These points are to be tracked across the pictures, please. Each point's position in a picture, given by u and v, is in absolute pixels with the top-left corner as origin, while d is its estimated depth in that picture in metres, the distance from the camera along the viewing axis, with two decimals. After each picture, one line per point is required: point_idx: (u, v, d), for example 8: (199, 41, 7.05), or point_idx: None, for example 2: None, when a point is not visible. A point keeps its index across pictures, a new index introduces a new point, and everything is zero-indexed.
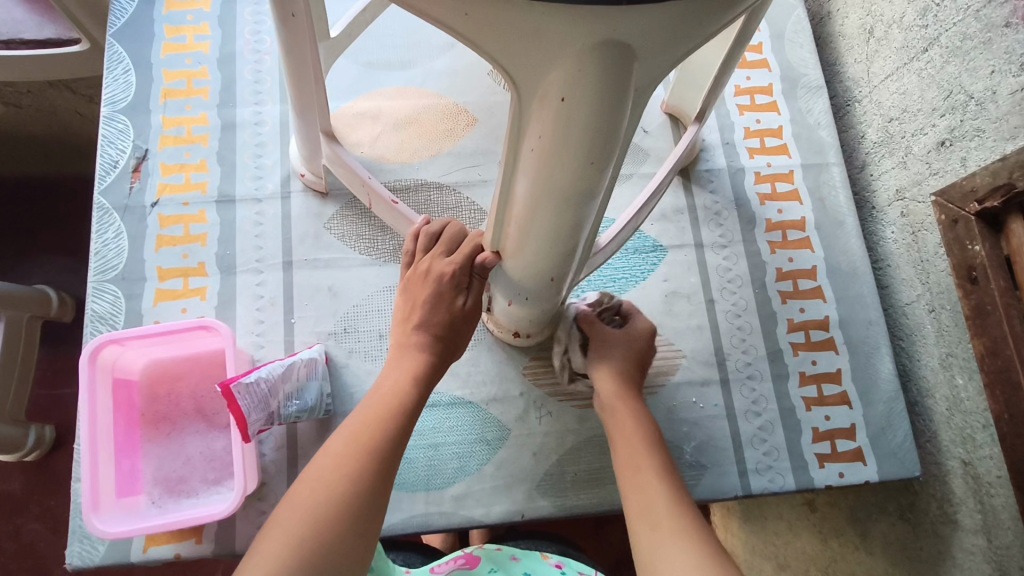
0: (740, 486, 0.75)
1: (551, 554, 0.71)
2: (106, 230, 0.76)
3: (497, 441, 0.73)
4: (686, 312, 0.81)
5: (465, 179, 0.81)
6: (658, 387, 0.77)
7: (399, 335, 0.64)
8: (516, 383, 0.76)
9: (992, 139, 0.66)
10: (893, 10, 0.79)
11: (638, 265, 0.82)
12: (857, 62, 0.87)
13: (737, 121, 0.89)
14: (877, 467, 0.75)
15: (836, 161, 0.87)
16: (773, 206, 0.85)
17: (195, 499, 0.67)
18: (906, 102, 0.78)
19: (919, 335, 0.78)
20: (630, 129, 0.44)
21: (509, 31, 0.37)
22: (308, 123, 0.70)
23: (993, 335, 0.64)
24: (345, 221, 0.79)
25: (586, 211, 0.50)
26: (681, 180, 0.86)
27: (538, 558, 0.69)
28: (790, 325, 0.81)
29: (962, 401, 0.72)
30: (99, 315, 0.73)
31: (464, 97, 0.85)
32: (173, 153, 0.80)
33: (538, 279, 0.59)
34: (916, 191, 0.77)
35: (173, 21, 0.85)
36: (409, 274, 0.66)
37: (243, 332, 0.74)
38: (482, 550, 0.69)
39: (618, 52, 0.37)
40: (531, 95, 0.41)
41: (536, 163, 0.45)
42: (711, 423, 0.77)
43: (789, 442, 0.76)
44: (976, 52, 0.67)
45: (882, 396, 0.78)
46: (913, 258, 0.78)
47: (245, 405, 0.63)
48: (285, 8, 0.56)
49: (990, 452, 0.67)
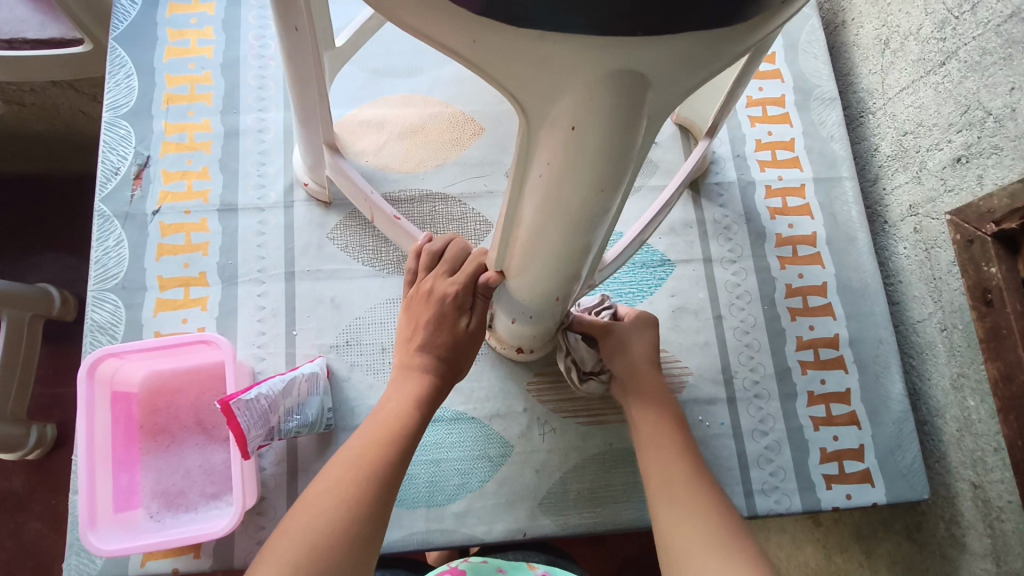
0: (745, 507, 0.73)
1: (538, 564, 0.68)
2: (107, 238, 0.75)
3: (501, 458, 0.72)
4: (693, 328, 0.79)
5: (471, 190, 0.80)
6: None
7: (403, 355, 0.63)
8: (519, 399, 0.75)
9: (1010, 157, 0.64)
10: (909, 22, 0.77)
11: (645, 280, 0.81)
12: (871, 73, 0.85)
13: (748, 133, 0.88)
14: (886, 489, 0.74)
15: (848, 175, 0.85)
16: (783, 220, 0.84)
17: (193, 514, 0.66)
18: (921, 116, 0.76)
19: (930, 354, 0.77)
20: (641, 155, 0.42)
21: (517, 58, 0.35)
22: (310, 133, 0.69)
23: (1008, 359, 0.62)
24: (348, 232, 0.78)
25: (594, 236, 0.49)
26: (690, 192, 0.85)
27: (526, 569, 0.67)
28: (799, 342, 0.79)
29: (974, 423, 0.70)
30: (99, 324, 0.72)
31: (470, 105, 0.83)
32: (176, 160, 0.79)
33: (544, 298, 0.58)
34: (930, 208, 0.75)
35: (176, 25, 0.84)
36: (412, 293, 0.65)
37: (243, 344, 0.73)
38: (467, 564, 0.66)
39: (631, 82, 0.35)
40: (541, 121, 0.40)
41: (543, 187, 0.44)
42: (717, 443, 0.75)
43: (796, 462, 0.75)
44: (994, 69, 0.66)
45: (891, 416, 0.77)
46: (925, 275, 0.77)
47: (244, 421, 0.62)
48: (289, 21, 0.55)
49: (1001, 476, 0.66)
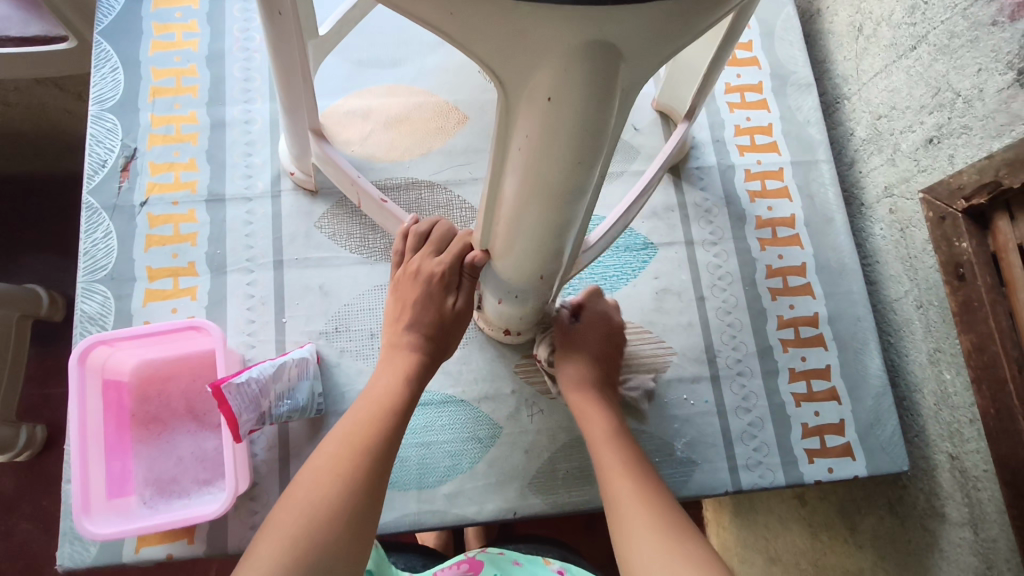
0: (730, 482, 0.75)
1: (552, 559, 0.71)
2: (95, 230, 0.76)
3: (490, 439, 0.74)
4: (676, 309, 0.81)
5: (456, 178, 0.81)
6: (653, 388, 0.77)
7: (390, 335, 0.64)
8: (508, 381, 0.76)
9: (979, 136, 0.66)
10: (882, 8, 0.79)
11: (629, 263, 0.83)
12: (846, 60, 0.87)
13: (727, 119, 0.89)
14: (866, 462, 0.76)
15: (825, 159, 0.87)
16: (762, 203, 0.86)
17: (187, 499, 0.67)
18: (894, 100, 0.78)
19: (906, 330, 0.79)
20: (617, 128, 0.44)
21: (495, 31, 0.37)
22: (296, 122, 0.70)
23: (980, 331, 0.64)
24: (336, 220, 0.79)
25: (574, 211, 0.50)
26: (671, 177, 0.87)
27: (540, 563, 0.70)
28: (780, 322, 0.81)
29: (950, 396, 0.72)
30: (89, 315, 0.73)
31: (455, 94, 0.85)
32: (163, 152, 0.79)
33: (528, 277, 0.59)
34: (905, 188, 0.77)
35: (161, 19, 0.85)
36: (399, 274, 0.66)
37: (233, 332, 0.74)
38: (484, 554, 0.70)
39: (605, 54, 0.37)
40: (519, 95, 0.41)
41: (524, 162, 0.45)
42: (702, 420, 0.77)
43: (779, 438, 0.77)
44: (962, 51, 0.68)
45: (871, 391, 0.79)
46: (901, 254, 0.79)
47: (236, 405, 0.63)
48: (272, 6, 0.55)
49: (976, 446, 0.68)
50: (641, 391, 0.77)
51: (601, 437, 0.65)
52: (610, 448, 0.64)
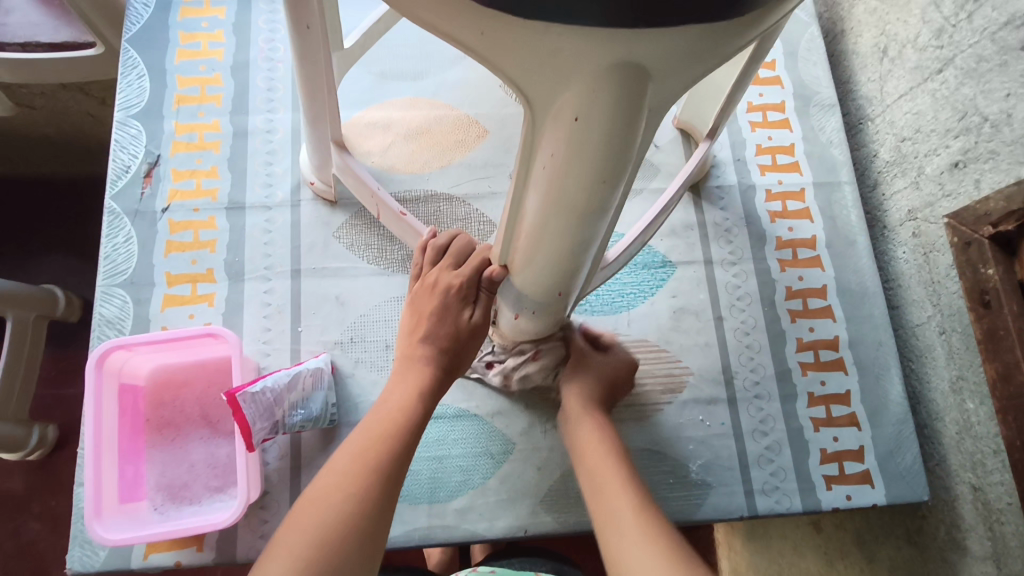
0: (746, 507, 0.74)
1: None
2: (116, 235, 0.76)
3: (503, 455, 0.73)
4: (694, 329, 0.80)
5: (476, 191, 0.81)
6: (663, 404, 0.77)
7: (405, 347, 0.64)
8: (521, 397, 0.76)
9: (1006, 162, 0.65)
10: (907, 30, 0.79)
11: (647, 281, 0.82)
12: (870, 81, 0.87)
13: (749, 138, 0.89)
14: (885, 490, 0.74)
15: (848, 180, 0.86)
16: (783, 223, 0.85)
17: (198, 506, 0.67)
18: (919, 123, 0.78)
19: (929, 357, 0.77)
20: (642, 148, 0.43)
21: (525, 50, 0.37)
22: (319, 133, 0.70)
23: (1006, 360, 0.63)
24: (354, 231, 0.79)
25: (595, 229, 0.50)
26: (691, 196, 0.86)
27: None
28: (799, 344, 0.80)
29: (974, 425, 0.70)
30: (107, 319, 0.73)
31: (475, 108, 0.85)
32: (185, 159, 0.80)
33: (546, 293, 0.58)
34: (928, 213, 0.76)
35: (188, 28, 0.86)
36: (417, 286, 0.66)
37: (250, 340, 0.74)
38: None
39: (634, 73, 0.37)
40: (545, 113, 0.41)
41: (547, 178, 0.45)
42: (718, 442, 0.76)
43: (797, 463, 0.75)
44: (991, 75, 0.67)
45: (892, 418, 0.77)
46: (925, 279, 0.77)
47: (250, 413, 0.63)
48: (301, 18, 0.55)
49: (1001, 478, 0.66)
50: (647, 401, 0.77)
51: (597, 448, 0.63)
52: (607, 463, 0.61)
